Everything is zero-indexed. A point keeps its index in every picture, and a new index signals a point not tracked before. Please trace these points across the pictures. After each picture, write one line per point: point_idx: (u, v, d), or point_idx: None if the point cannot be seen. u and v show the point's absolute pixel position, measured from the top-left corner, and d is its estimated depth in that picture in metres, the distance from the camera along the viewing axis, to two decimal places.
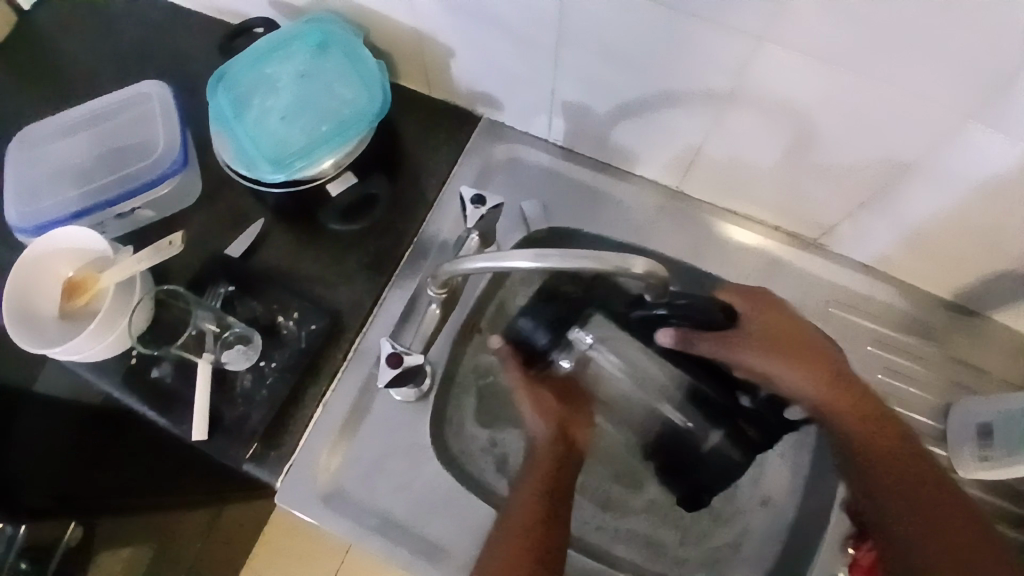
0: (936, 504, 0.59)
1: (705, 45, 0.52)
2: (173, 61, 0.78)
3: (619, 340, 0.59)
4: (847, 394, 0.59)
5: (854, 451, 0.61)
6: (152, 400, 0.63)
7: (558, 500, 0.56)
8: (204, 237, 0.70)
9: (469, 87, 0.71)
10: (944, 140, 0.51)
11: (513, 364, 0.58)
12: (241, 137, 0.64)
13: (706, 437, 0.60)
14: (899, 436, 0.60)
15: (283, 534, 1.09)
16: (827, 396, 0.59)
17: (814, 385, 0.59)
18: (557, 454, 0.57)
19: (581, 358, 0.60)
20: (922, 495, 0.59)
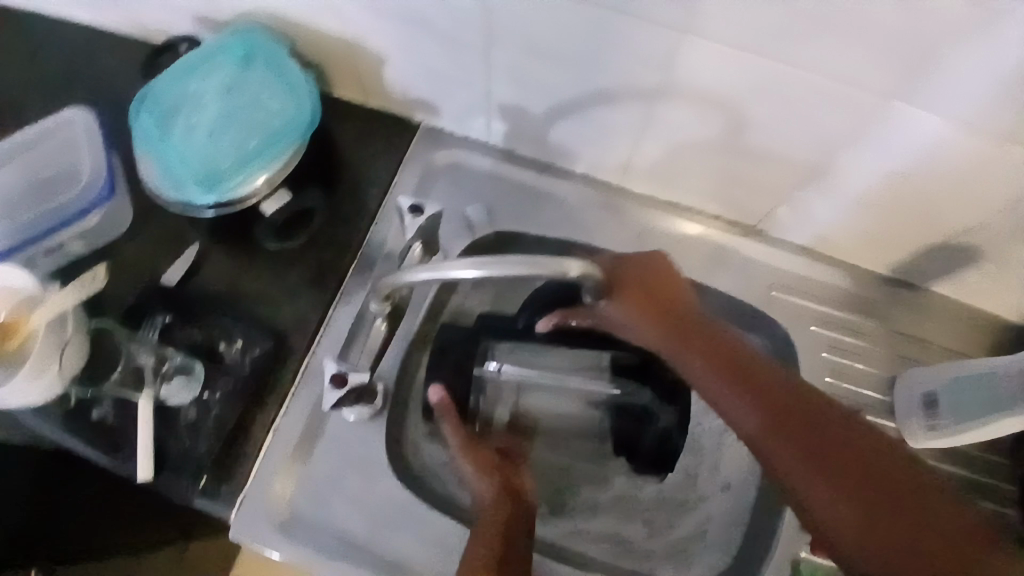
0: (848, 455, 0.49)
1: (631, 41, 0.53)
2: (95, 84, 0.75)
3: (515, 352, 0.63)
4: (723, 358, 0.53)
5: (758, 430, 0.51)
6: (92, 442, 0.60)
7: (513, 525, 0.52)
8: (140, 267, 0.68)
9: (404, 93, 0.70)
10: (869, 119, 0.52)
11: (452, 421, 0.57)
12: (169, 158, 0.62)
13: (640, 396, 0.63)
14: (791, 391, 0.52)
15: (253, 566, 1.06)
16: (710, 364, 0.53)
17: (689, 350, 0.54)
18: (504, 507, 0.52)
19: (497, 384, 0.64)
20: (846, 463, 0.48)
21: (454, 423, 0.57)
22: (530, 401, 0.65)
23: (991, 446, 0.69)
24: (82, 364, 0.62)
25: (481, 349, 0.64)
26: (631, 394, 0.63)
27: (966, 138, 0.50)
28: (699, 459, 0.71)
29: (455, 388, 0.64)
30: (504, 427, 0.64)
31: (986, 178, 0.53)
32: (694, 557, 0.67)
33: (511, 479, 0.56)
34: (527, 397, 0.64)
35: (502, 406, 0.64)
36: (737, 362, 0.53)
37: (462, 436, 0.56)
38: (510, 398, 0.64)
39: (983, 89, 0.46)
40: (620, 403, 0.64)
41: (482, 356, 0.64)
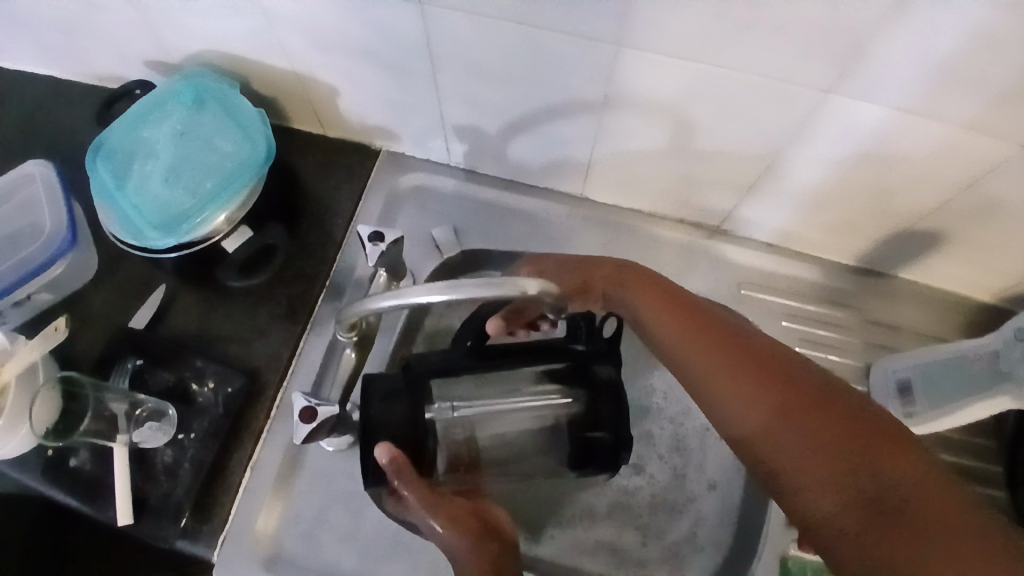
0: (810, 416, 0.43)
1: (571, 57, 0.53)
2: (54, 134, 0.75)
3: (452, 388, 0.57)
4: (691, 323, 0.50)
5: (709, 391, 0.47)
6: (70, 492, 0.60)
7: (500, 566, 0.49)
8: (109, 313, 0.67)
9: (361, 122, 0.71)
10: (812, 114, 0.53)
11: (407, 477, 0.49)
12: (124, 206, 0.62)
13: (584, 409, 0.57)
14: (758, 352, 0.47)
15: None
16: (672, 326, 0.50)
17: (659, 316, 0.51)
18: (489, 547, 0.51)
19: (451, 422, 0.59)
20: (785, 403, 0.44)
21: (407, 478, 0.49)
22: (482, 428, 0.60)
23: (973, 427, 0.69)
24: (54, 416, 0.60)
25: (422, 386, 0.53)
26: (579, 401, 0.57)
27: (908, 123, 0.51)
28: (686, 461, 0.70)
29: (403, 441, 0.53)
30: (448, 470, 0.59)
31: (931, 161, 0.54)
32: (687, 561, 0.67)
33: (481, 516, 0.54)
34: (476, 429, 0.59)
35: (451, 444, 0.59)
36: (677, 310, 0.51)
37: (422, 489, 0.50)
38: (463, 437, 0.59)
39: (913, 78, 0.47)
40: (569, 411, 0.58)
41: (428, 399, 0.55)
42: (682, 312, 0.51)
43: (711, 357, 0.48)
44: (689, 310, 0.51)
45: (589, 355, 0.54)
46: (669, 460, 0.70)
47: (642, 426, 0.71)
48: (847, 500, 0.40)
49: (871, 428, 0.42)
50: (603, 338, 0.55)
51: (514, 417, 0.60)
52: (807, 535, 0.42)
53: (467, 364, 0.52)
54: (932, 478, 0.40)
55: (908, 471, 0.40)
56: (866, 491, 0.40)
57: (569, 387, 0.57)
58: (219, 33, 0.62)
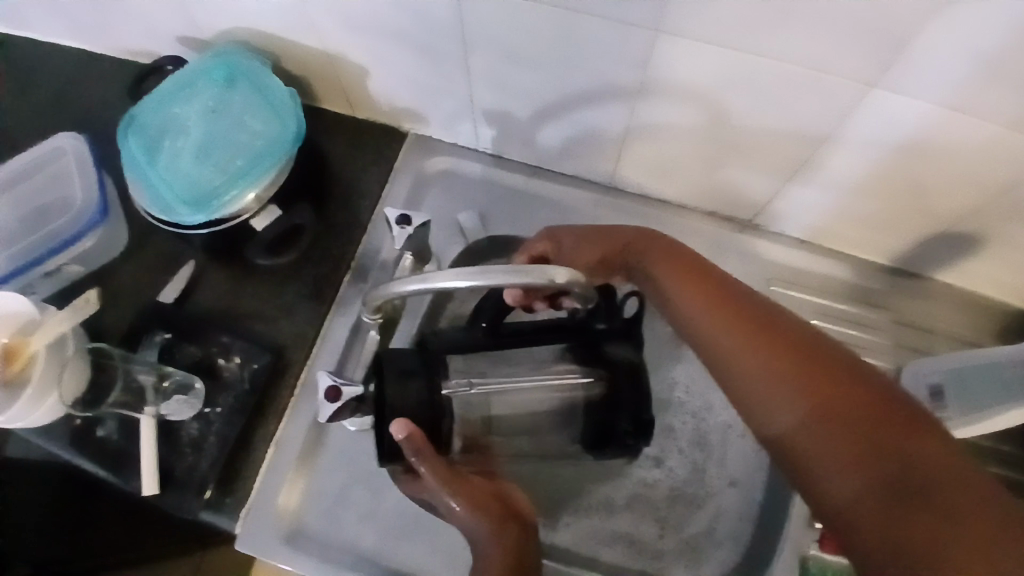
0: (835, 400, 0.41)
1: (607, 42, 0.52)
2: (87, 109, 0.76)
3: (471, 363, 0.57)
4: (716, 300, 0.48)
5: (730, 373, 0.46)
6: (98, 464, 0.62)
7: (522, 553, 0.50)
8: (138, 287, 0.68)
9: (390, 103, 0.70)
10: (854, 108, 0.51)
11: (428, 458, 0.49)
12: (155, 182, 0.62)
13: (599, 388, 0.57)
14: (784, 333, 0.45)
15: None
16: (695, 303, 0.49)
17: (685, 293, 0.50)
18: (510, 532, 0.51)
19: (468, 400, 0.57)
20: (807, 386, 0.42)
21: (427, 459, 0.49)
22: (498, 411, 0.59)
23: (1004, 433, 0.68)
24: (82, 387, 0.61)
25: (440, 364, 0.54)
26: (597, 380, 0.57)
27: (954, 119, 0.49)
28: (706, 455, 0.70)
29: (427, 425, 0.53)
30: (461, 450, 0.58)
31: (976, 159, 0.52)
32: (705, 555, 0.66)
33: (504, 500, 0.55)
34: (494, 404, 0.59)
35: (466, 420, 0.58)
36: (700, 287, 0.49)
37: (443, 470, 0.50)
38: (477, 415, 0.58)
39: (967, 74, 0.45)
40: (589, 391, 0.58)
41: (445, 375, 0.55)
42: (705, 288, 0.49)
43: (734, 336, 0.46)
44: (713, 285, 0.49)
45: (604, 335, 0.56)
46: (689, 454, 0.70)
47: (663, 419, 0.71)
48: (868, 488, 0.38)
49: (899, 416, 0.40)
50: (620, 317, 0.56)
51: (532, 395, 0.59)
52: (826, 523, 0.41)
53: (486, 341, 0.55)
54: (962, 469, 0.38)
55: (936, 460, 0.38)
56: (889, 478, 0.38)
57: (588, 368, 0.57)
58: (252, 10, 0.61)
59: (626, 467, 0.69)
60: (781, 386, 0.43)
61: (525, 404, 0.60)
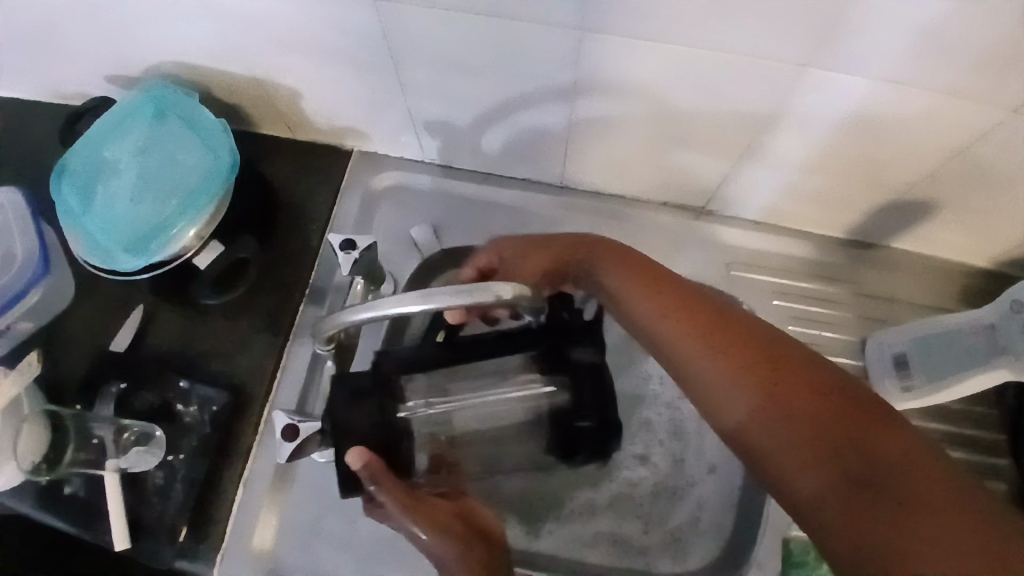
0: (796, 400, 0.41)
1: (535, 45, 0.51)
2: (22, 157, 0.74)
3: (427, 383, 0.55)
4: (672, 305, 0.47)
5: (692, 379, 0.45)
6: (67, 520, 0.60)
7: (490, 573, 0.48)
8: (90, 337, 0.66)
9: (330, 123, 0.68)
10: (791, 90, 0.50)
11: (387, 484, 0.48)
12: (92, 230, 0.60)
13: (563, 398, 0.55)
14: (741, 333, 0.44)
15: None
16: (649, 310, 0.47)
17: (639, 298, 0.48)
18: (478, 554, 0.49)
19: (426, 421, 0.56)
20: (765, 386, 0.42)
21: (386, 484, 0.48)
22: (463, 428, 0.58)
23: (974, 396, 0.68)
24: (42, 448, 0.60)
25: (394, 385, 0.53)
26: (563, 390, 0.55)
27: (890, 93, 0.48)
28: (685, 446, 0.69)
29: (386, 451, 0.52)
30: (426, 471, 0.57)
31: (916, 131, 0.52)
32: (691, 547, 0.66)
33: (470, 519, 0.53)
34: (459, 420, 0.57)
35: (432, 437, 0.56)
36: (654, 290, 0.48)
37: (405, 495, 0.48)
38: (440, 435, 0.57)
39: (896, 45, 0.44)
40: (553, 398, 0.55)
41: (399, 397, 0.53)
42: (661, 293, 0.48)
43: (693, 342, 0.45)
44: (667, 287, 0.48)
45: (570, 335, 0.54)
46: (666, 447, 0.69)
47: (639, 414, 0.70)
48: (833, 489, 0.38)
49: (859, 411, 0.40)
50: (579, 315, 0.55)
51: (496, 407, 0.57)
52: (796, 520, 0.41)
53: (439, 354, 0.53)
54: (919, 457, 0.38)
55: (893, 449, 0.38)
56: (850, 472, 0.38)
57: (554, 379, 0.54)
58: (173, 42, 0.59)
59: (606, 467, 0.68)
60: (741, 391, 0.42)
61: (494, 417, 0.58)
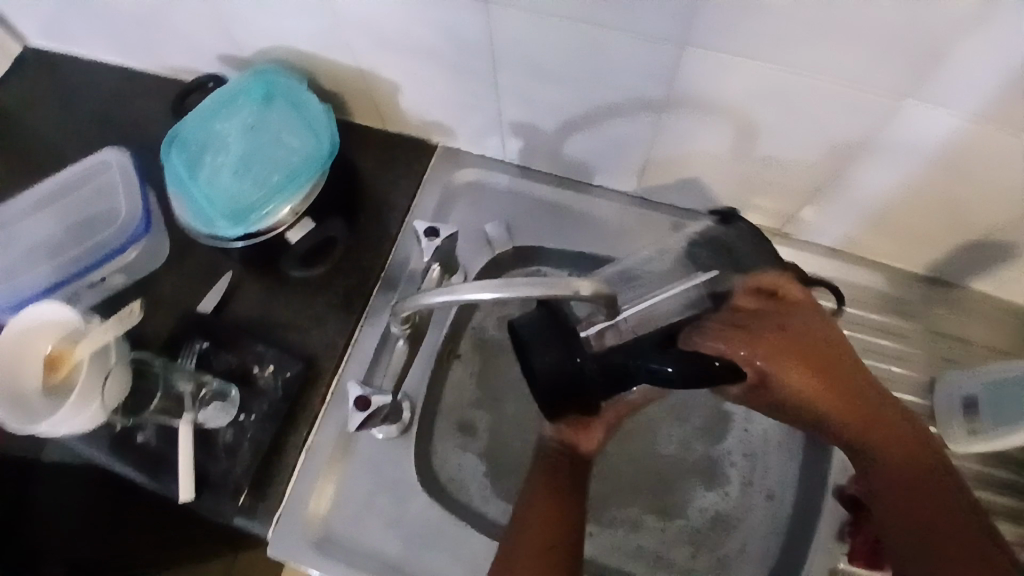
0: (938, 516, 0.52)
1: (632, 56, 0.53)
2: (131, 125, 0.79)
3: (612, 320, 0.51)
4: (872, 423, 0.55)
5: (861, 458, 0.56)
6: (141, 466, 0.64)
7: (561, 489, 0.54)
8: (177, 298, 0.70)
9: (420, 118, 0.72)
10: (884, 119, 0.51)
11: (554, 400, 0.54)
12: (196, 196, 0.64)
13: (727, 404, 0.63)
14: (916, 444, 0.54)
15: None
16: (851, 427, 0.55)
17: (841, 416, 0.55)
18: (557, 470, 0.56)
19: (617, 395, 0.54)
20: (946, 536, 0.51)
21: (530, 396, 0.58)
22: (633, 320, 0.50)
23: None
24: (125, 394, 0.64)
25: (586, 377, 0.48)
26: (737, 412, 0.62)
27: (992, 134, 0.48)
28: (750, 467, 0.69)
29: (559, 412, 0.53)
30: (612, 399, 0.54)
31: (1013, 173, 0.51)
32: (733, 569, 0.66)
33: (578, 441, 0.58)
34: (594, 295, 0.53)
35: (596, 338, 0.49)
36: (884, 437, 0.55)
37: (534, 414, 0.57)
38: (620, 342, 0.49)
39: (1001, 82, 0.44)
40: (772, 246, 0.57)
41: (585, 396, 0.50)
42: (860, 413, 0.55)
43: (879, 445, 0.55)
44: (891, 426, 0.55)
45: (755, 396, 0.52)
46: (733, 464, 0.70)
47: (716, 427, 0.71)
48: None
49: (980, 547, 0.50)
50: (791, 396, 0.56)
51: (677, 314, 0.50)
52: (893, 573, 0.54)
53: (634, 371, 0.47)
54: None
55: None
56: None
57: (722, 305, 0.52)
58: (289, 31, 0.63)
59: (705, 439, 0.71)
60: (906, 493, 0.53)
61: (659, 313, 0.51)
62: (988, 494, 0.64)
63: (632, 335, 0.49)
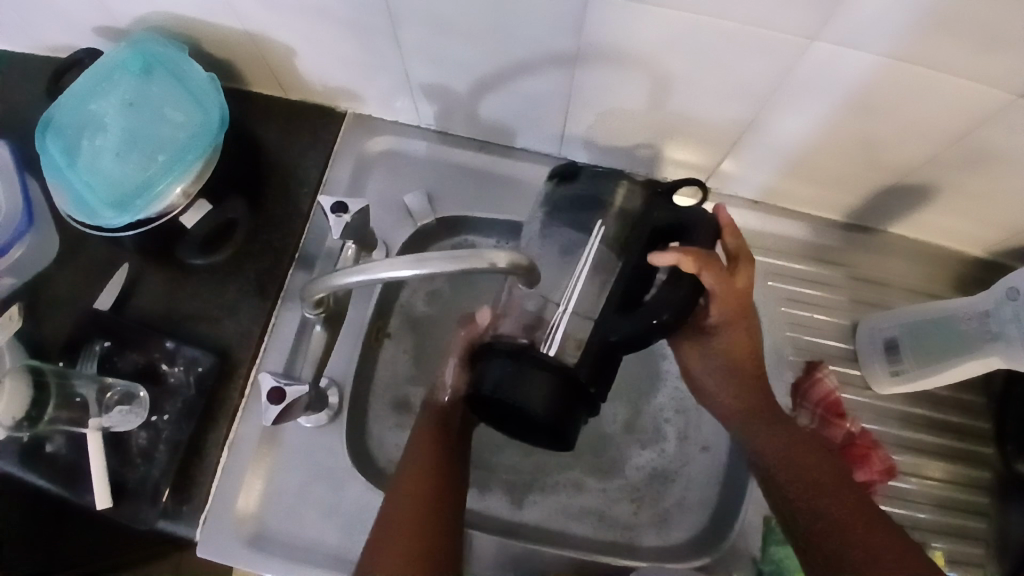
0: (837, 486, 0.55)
1: (535, 9, 0.49)
2: (2, 110, 0.71)
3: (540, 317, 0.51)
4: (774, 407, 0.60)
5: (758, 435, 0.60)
6: (50, 479, 0.59)
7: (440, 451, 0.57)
8: (73, 297, 0.65)
9: (324, 84, 0.67)
10: (793, 64, 0.49)
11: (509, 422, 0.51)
12: (76, 184, 0.59)
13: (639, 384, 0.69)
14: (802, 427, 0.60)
15: None
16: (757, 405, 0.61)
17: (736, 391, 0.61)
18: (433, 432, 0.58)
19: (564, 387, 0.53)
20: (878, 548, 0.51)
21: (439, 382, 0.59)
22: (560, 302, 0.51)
23: (962, 384, 0.69)
24: (24, 405, 0.59)
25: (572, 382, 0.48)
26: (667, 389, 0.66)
27: (900, 69, 0.47)
28: (685, 423, 0.70)
29: (536, 434, 0.50)
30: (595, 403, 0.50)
31: (919, 109, 0.51)
32: (675, 522, 0.66)
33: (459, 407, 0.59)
34: (513, 304, 0.52)
35: (573, 347, 0.50)
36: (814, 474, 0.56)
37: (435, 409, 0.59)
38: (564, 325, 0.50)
39: (908, 23, 0.43)
40: (632, 180, 0.55)
41: (566, 408, 0.48)
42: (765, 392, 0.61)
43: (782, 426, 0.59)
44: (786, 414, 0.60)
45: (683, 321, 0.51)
46: (668, 422, 0.70)
47: (648, 387, 0.71)
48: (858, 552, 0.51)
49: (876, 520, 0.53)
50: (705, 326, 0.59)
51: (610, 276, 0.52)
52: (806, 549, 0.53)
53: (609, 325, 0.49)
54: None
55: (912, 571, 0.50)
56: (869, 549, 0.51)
57: (644, 242, 0.52)
58: None
59: (641, 400, 0.71)
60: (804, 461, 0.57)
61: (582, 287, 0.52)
62: (910, 431, 0.67)
63: (590, 320, 0.51)
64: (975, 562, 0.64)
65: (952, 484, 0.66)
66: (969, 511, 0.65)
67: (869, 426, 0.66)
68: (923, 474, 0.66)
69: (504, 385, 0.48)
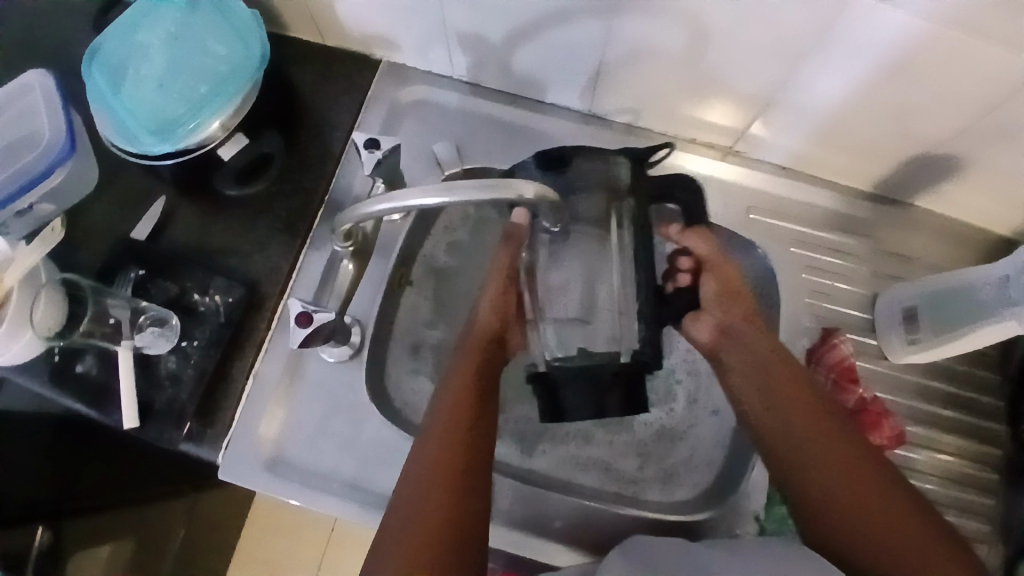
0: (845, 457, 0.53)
1: None
2: (51, 44, 0.73)
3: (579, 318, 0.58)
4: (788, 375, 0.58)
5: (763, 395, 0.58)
6: (79, 398, 0.61)
7: (480, 416, 0.55)
8: (108, 226, 0.67)
9: (361, 29, 0.67)
10: (833, 20, 0.49)
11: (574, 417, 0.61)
12: (121, 111, 0.60)
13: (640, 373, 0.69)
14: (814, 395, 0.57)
15: (268, 526, 1.10)
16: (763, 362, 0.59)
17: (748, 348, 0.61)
18: (473, 400, 0.56)
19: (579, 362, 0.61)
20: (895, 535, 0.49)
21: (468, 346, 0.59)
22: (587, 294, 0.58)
23: (979, 361, 0.69)
24: (58, 318, 0.60)
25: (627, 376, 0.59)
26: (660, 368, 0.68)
27: (941, 32, 0.47)
28: (697, 385, 0.71)
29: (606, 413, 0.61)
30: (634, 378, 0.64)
31: (959, 74, 0.50)
32: (680, 480, 0.67)
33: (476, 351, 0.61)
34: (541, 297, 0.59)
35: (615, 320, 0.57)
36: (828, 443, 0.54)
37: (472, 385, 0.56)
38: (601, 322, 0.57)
39: None
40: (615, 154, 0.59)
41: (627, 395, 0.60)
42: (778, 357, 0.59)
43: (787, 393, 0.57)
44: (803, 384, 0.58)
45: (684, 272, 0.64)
46: (680, 382, 0.71)
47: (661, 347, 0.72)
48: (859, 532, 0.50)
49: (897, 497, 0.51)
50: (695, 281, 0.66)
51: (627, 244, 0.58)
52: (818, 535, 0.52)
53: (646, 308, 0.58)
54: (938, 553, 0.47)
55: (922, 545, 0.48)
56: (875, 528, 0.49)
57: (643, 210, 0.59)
58: None
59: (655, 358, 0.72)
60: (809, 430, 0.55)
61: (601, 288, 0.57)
62: (923, 404, 0.67)
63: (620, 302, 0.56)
64: (981, 538, 0.65)
65: (965, 460, 0.66)
66: (978, 487, 0.66)
67: (882, 395, 0.67)
68: (937, 448, 0.66)
69: (576, 392, 0.58)
